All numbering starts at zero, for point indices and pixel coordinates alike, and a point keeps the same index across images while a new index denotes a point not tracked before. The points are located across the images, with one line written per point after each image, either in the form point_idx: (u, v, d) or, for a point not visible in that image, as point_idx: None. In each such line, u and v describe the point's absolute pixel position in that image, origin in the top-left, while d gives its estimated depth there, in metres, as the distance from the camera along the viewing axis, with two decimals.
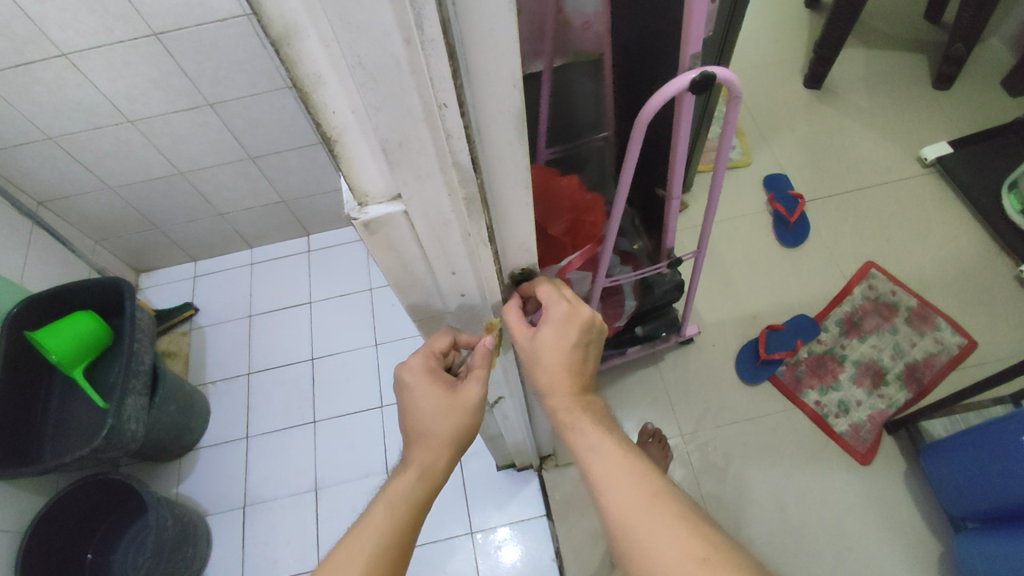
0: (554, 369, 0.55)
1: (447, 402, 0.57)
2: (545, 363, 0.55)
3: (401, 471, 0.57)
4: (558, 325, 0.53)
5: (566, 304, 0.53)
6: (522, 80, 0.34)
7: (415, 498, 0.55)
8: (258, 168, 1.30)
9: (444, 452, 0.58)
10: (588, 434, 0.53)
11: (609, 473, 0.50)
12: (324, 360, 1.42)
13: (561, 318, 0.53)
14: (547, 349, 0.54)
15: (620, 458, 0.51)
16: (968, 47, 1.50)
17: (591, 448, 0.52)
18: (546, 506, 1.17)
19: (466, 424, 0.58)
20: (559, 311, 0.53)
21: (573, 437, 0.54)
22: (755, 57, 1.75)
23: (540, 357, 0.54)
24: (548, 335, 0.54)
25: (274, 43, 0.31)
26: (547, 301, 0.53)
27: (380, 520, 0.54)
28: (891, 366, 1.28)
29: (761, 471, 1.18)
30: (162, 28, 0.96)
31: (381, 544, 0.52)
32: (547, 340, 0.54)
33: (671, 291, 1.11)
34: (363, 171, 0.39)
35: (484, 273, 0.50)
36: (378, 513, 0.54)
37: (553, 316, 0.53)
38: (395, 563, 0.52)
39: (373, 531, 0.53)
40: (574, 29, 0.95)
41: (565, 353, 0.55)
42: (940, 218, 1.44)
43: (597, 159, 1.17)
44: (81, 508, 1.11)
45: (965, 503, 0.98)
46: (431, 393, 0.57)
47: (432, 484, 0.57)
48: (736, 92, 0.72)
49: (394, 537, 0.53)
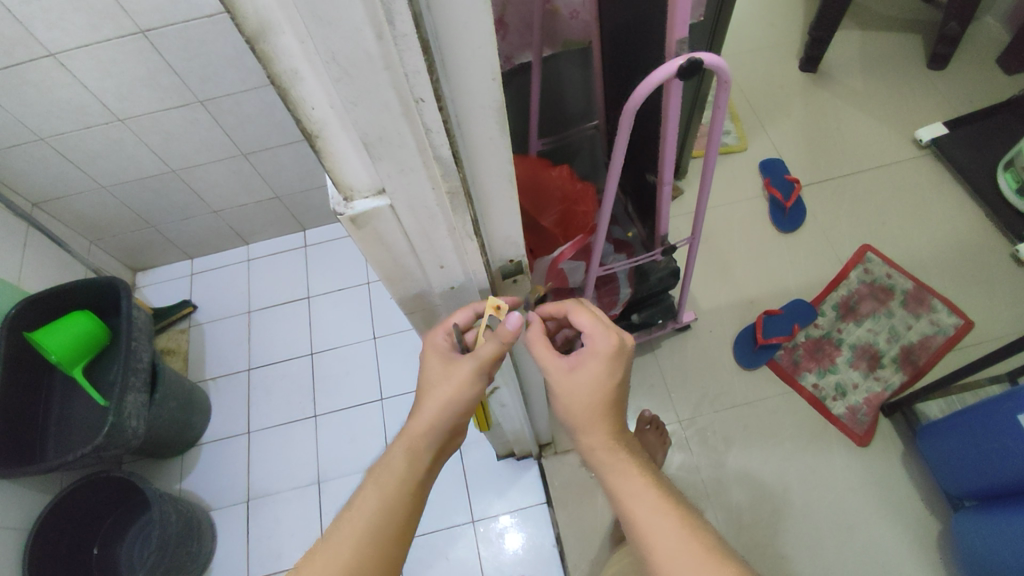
0: (593, 402, 0.56)
1: (442, 372, 0.56)
2: (586, 395, 0.56)
3: (391, 447, 0.56)
4: (606, 357, 0.56)
5: (614, 336, 0.56)
6: (501, 73, 0.34)
7: (404, 474, 0.55)
8: (251, 165, 1.30)
9: (431, 426, 0.56)
10: (630, 479, 0.54)
11: (648, 518, 0.51)
12: (323, 354, 1.42)
13: (608, 351, 0.56)
14: (589, 379, 0.56)
15: (655, 500, 0.52)
16: (962, 26, 1.49)
17: (630, 492, 0.53)
18: (546, 494, 1.18)
19: (459, 397, 0.55)
20: (607, 343, 0.56)
21: (614, 474, 0.55)
22: (750, 41, 1.73)
23: (585, 391, 0.56)
24: (592, 365, 0.56)
25: (250, 39, 0.31)
26: (595, 333, 0.57)
27: (370, 501, 0.54)
28: (888, 349, 1.29)
29: (758, 455, 1.19)
30: (148, 25, 0.95)
31: (371, 525, 0.52)
32: (589, 370, 0.56)
33: (666, 278, 1.09)
34: (347, 166, 0.40)
35: (471, 264, 0.50)
36: (368, 493, 0.54)
37: (600, 347, 0.56)
38: (388, 542, 0.53)
39: (362, 511, 0.53)
40: (560, 17, 1.02)
41: (608, 387, 0.56)
42: (936, 199, 1.43)
43: (589, 147, 1.17)
44: (87, 504, 1.12)
45: (962, 483, 0.99)
46: (433, 361, 0.56)
47: (424, 459, 0.56)
48: (726, 77, 0.71)
49: (386, 516, 0.53)
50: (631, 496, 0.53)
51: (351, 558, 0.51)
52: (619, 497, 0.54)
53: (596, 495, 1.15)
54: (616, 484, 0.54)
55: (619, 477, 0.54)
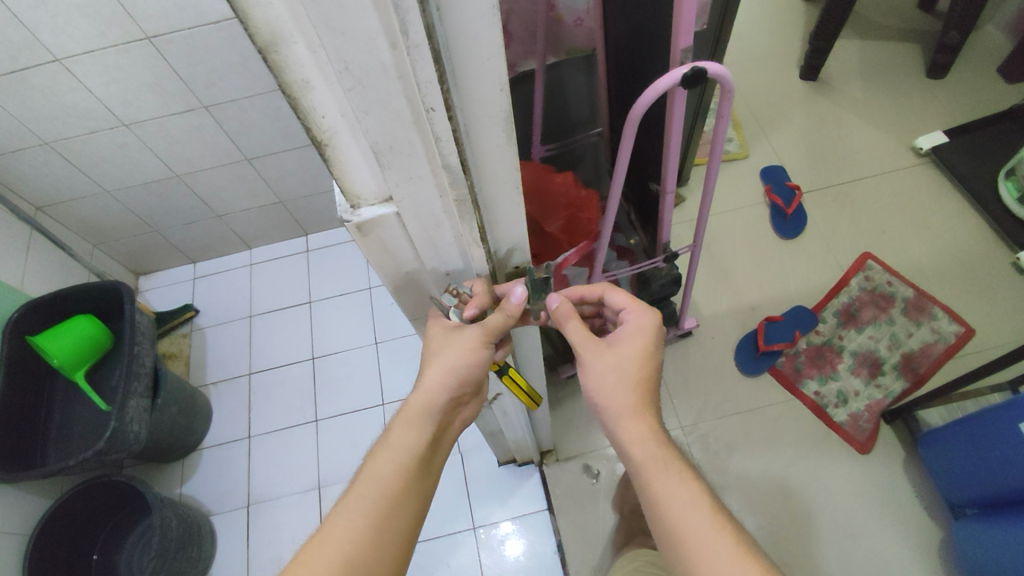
0: (642, 379, 0.58)
1: (442, 338, 0.54)
2: (634, 369, 0.58)
3: (391, 425, 0.57)
4: (649, 332, 0.59)
5: (654, 312, 0.60)
6: (510, 83, 0.34)
7: (399, 446, 0.56)
8: (255, 170, 1.31)
9: (431, 400, 0.56)
10: (682, 486, 0.53)
11: (698, 529, 0.51)
12: (324, 359, 1.42)
13: (650, 326, 0.59)
14: (634, 354, 0.58)
15: (699, 514, 0.51)
16: (962, 36, 1.50)
17: (682, 501, 0.52)
18: (547, 501, 1.17)
19: (454, 363, 0.54)
20: (648, 319, 0.60)
21: (665, 480, 0.53)
22: (751, 49, 1.74)
23: (630, 368, 0.58)
24: (638, 338, 0.59)
25: (262, 50, 0.31)
26: (636, 310, 0.60)
27: (367, 478, 0.54)
28: (889, 357, 1.29)
29: (760, 462, 1.19)
30: (155, 31, 0.96)
31: (368, 502, 0.53)
32: (635, 345, 0.59)
33: (669, 284, 1.07)
34: (355, 175, 0.40)
35: (476, 272, 0.50)
36: (365, 469, 0.55)
37: (643, 323, 0.59)
38: (387, 517, 0.53)
39: (361, 488, 0.54)
40: (565, 24, 1.02)
41: (652, 361, 0.58)
42: (936, 207, 1.44)
43: (593, 154, 1.18)
44: (87, 509, 1.12)
45: (963, 491, 0.99)
46: (434, 331, 0.55)
47: (421, 429, 0.56)
48: (728, 86, 0.71)
49: (383, 491, 0.54)
50: (681, 511, 0.52)
51: (348, 537, 0.51)
52: (664, 513, 0.52)
53: (598, 502, 1.15)
54: (666, 494, 0.53)
55: (669, 492, 0.53)
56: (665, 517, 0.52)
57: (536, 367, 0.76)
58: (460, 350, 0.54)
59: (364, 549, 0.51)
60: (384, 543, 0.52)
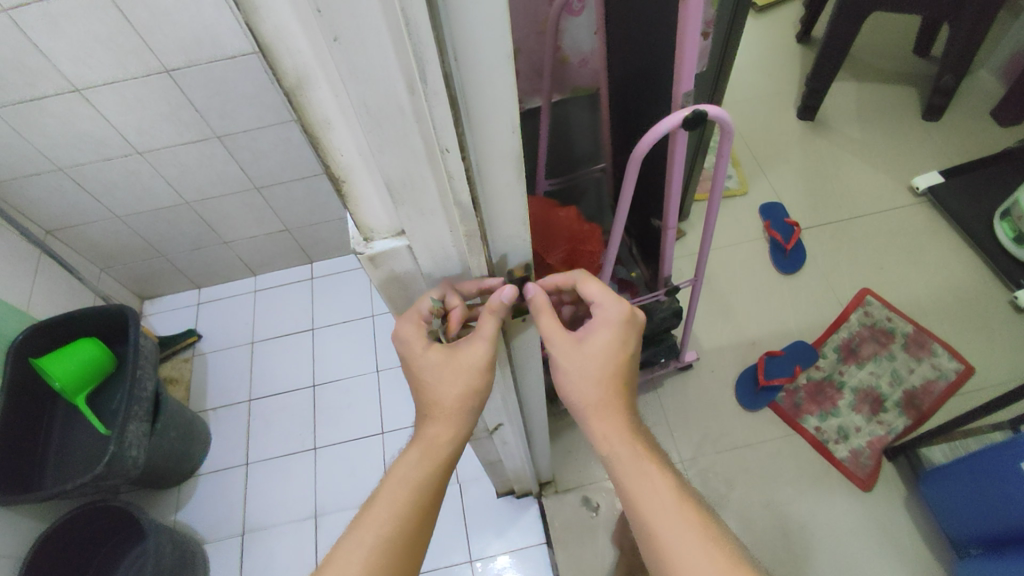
0: (605, 376, 0.56)
1: (438, 363, 0.53)
2: (597, 366, 0.56)
3: (406, 453, 0.56)
4: (618, 327, 0.55)
5: (625, 304, 0.55)
6: (520, 126, 0.36)
7: (417, 482, 0.55)
8: (263, 198, 1.33)
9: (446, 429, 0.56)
10: (663, 507, 0.52)
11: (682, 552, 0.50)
12: (325, 386, 1.42)
13: (619, 320, 0.55)
14: (602, 349, 0.56)
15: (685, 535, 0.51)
16: (956, 80, 1.54)
17: (663, 523, 0.52)
18: (546, 534, 1.16)
19: (468, 392, 0.54)
20: (619, 312, 0.55)
21: (643, 504, 0.53)
22: (751, 91, 1.79)
23: (596, 364, 0.56)
24: (604, 333, 0.56)
25: (288, 92, 0.33)
26: (606, 302, 0.55)
27: (382, 511, 0.54)
28: (890, 393, 1.29)
29: (760, 497, 1.18)
30: (173, 65, 0.99)
31: (384, 534, 0.53)
32: (602, 339, 0.55)
33: (670, 317, 1.08)
34: (369, 209, 0.42)
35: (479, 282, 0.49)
36: (379, 502, 0.54)
37: (612, 317, 0.55)
38: (401, 554, 0.52)
39: (377, 519, 0.53)
40: (570, 65, 1.05)
41: (620, 355, 0.56)
42: (933, 245, 1.46)
43: (595, 189, 1.22)
44: (80, 534, 1.11)
45: (967, 530, 0.98)
46: (430, 355, 0.53)
47: (435, 460, 0.56)
48: (728, 128, 0.74)
49: (398, 526, 0.53)
50: (651, 500, 0.53)
51: (361, 571, 0.51)
52: (637, 501, 0.54)
53: (596, 536, 1.14)
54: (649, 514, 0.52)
55: (650, 513, 0.52)
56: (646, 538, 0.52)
57: (537, 397, 0.76)
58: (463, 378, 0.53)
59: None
60: None
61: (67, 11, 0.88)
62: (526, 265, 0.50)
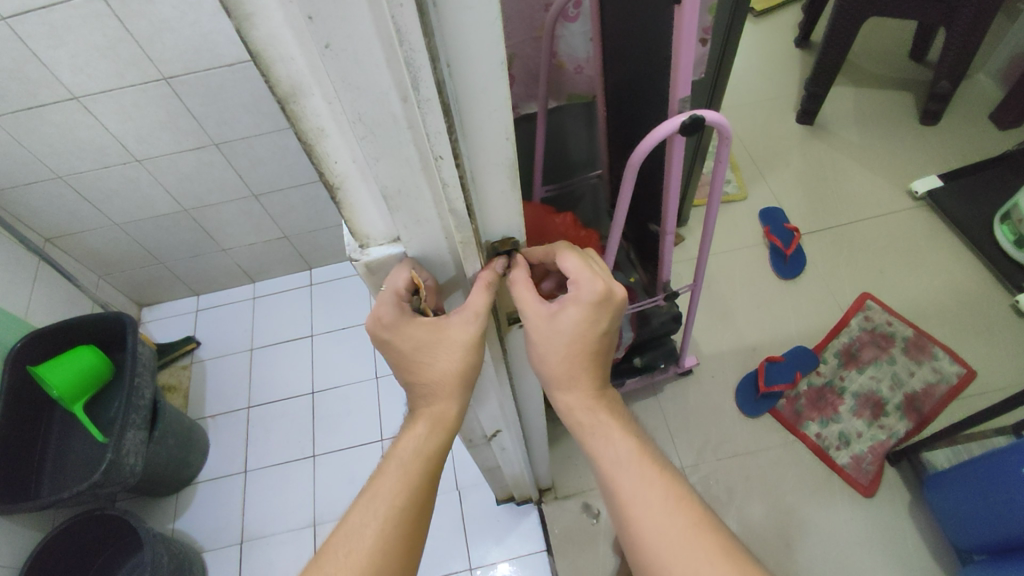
0: (570, 354, 0.52)
1: (429, 339, 0.48)
2: (564, 344, 0.51)
3: (413, 423, 0.52)
4: (590, 307, 0.50)
5: (602, 284, 0.49)
6: (515, 133, 0.36)
7: (427, 454, 0.52)
8: (262, 206, 1.33)
9: (451, 400, 0.52)
10: (655, 506, 0.49)
11: (675, 553, 0.47)
12: (324, 394, 1.42)
13: (592, 300, 0.49)
14: (572, 328, 0.50)
15: (679, 536, 0.47)
16: (953, 84, 1.54)
17: (657, 525, 0.48)
18: (545, 542, 1.15)
19: (470, 364, 0.50)
20: (592, 291, 0.49)
21: (635, 503, 0.49)
22: (750, 95, 1.79)
23: (562, 342, 0.51)
24: (574, 312, 0.50)
25: (281, 100, 0.33)
26: (581, 280, 0.49)
27: (390, 484, 0.50)
28: (891, 398, 1.28)
29: (763, 503, 1.17)
30: (172, 72, 0.99)
31: (393, 508, 0.49)
32: (572, 318, 0.50)
33: (669, 322, 1.10)
34: (365, 217, 0.42)
35: (473, 271, 0.47)
36: (387, 474, 0.51)
37: (585, 296, 0.49)
38: (412, 527, 0.49)
39: (386, 494, 0.50)
40: (567, 71, 1.06)
41: (591, 333, 0.51)
42: (933, 249, 1.46)
43: (592, 195, 1.22)
44: (75, 546, 1.10)
45: (971, 536, 0.97)
46: (415, 328, 0.48)
47: (441, 434, 0.52)
48: (727, 133, 0.73)
49: (410, 499, 0.50)
50: (615, 466, 0.52)
51: (375, 546, 0.47)
52: (603, 467, 0.53)
53: (597, 543, 1.13)
54: (642, 515, 0.49)
55: (642, 513, 0.49)
56: (636, 541, 0.49)
57: (536, 404, 0.76)
58: (453, 351, 0.48)
59: (388, 560, 0.47)
60: (403, 557, 0.48)
61: (64, 20, 0.88)
62: (511, 239, 0.46)
